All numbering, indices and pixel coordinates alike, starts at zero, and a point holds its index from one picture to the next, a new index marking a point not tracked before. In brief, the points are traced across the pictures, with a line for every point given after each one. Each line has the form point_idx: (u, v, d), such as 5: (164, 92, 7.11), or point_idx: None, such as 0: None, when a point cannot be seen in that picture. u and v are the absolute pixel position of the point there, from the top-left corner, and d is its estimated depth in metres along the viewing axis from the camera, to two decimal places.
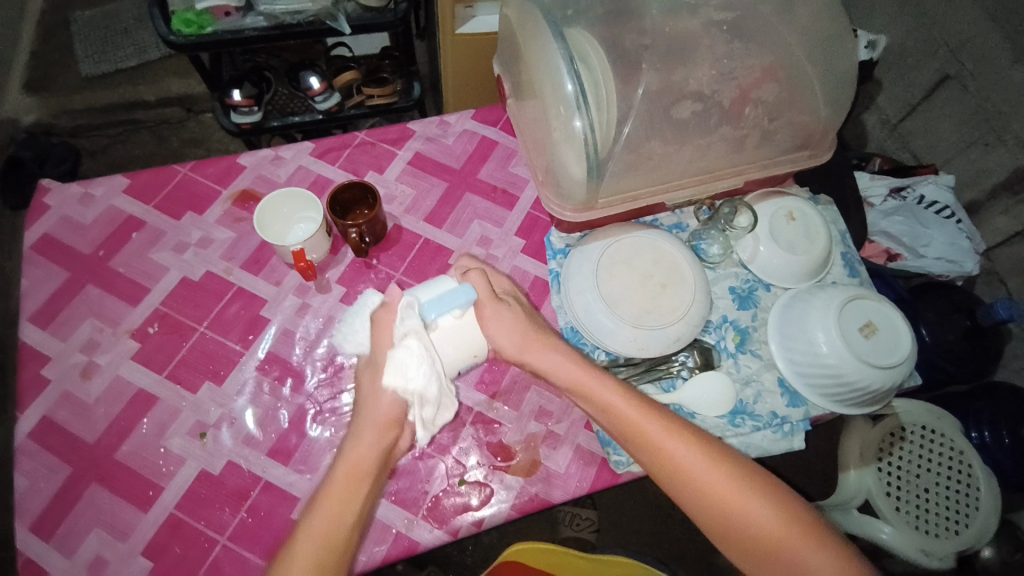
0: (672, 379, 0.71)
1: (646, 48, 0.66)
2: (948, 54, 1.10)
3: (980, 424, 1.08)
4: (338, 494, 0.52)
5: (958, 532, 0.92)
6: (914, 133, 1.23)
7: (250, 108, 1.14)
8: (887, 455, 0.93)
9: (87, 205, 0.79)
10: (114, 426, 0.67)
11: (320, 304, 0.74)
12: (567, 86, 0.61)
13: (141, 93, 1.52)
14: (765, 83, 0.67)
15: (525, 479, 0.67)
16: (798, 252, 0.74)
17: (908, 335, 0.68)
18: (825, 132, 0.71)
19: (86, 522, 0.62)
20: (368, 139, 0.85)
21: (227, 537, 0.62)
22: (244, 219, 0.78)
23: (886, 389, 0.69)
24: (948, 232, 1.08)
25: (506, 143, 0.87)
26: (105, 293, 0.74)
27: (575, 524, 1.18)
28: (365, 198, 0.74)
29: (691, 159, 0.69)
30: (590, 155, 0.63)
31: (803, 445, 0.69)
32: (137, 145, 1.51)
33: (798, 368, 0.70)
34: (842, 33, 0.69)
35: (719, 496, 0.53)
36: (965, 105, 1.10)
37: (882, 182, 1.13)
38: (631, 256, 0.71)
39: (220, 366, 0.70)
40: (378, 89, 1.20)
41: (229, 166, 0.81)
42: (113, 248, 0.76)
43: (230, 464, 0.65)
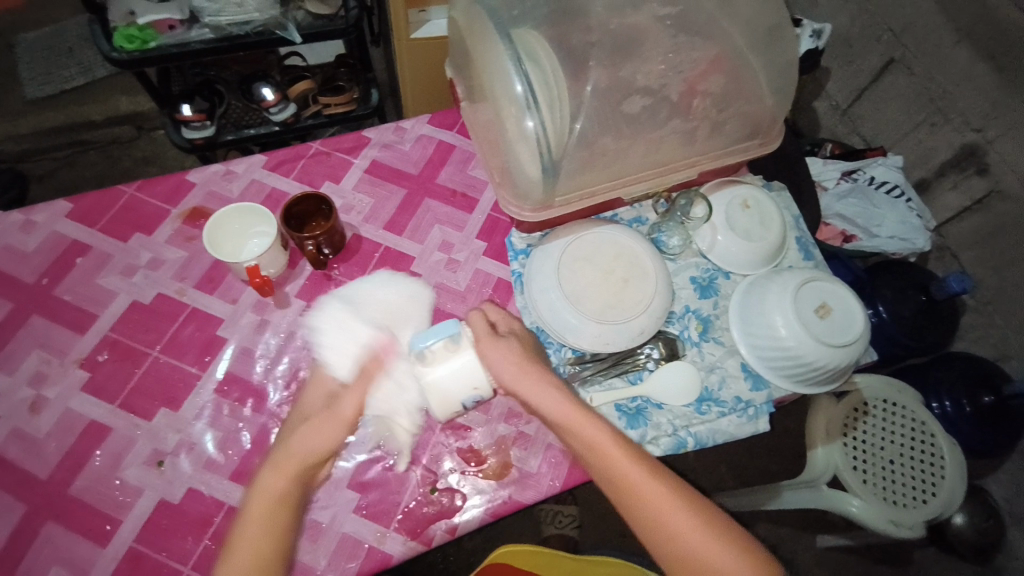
0: (638, 372, 0.72)
1: (593, 45, 0.66)
2: (892, 39, 1.14)
3: (941, 395, 1.12)
4: (269, 496, 0.51)
5: (926, 500, 0.95)
6: (864, 117, 1.27)
7: (203, 123, 1.12)
8: (852, 430, 0.96)
9: (28, 231, 0.75)
10: (66, 460, 0.64)
11: (280, 320, 0.72)
12: (516, 87, 0.62)
13: (88, 114, 1.46)
14: (711, 74, 0.68)
15: (497, 482, 0.66)
16: (754, 239, 0.75)
17: (861, 313, 0.70)
18: (773, 120, 0.73)
19: (43, 562, 0.60)
20: (323, 149, 0.84)
21: (191, 567, 0.60)
22: (196, 237, 0.76)
23: (844, 366, 0.70)
24: (899, 211, 1.11)
25: (464, 146, 0.86)
26: (50, 322, 0.71)
27: (558, 522, 1.18)
28: (319, 209, 0.73)
29: (645, 154, 0.70)
30: (543, 155, 0.63)
31: (768, 427, 0.70)
32: (87, 167, 1.49)
33: (760, 352, 0.71)
34: (783, 23, 0.71)
35: (700, 555, 0.51)
36: (910, 87, 1.13)
37: (835, 167, 1.16)
38: (591, 252, 0.72)
39: (177, 391, 0.68)
40: (335, 97, 1.17)
41: (179, 183, 0.79)
42: (57, 275, 0.73)
43: (191, 491, 0.63)
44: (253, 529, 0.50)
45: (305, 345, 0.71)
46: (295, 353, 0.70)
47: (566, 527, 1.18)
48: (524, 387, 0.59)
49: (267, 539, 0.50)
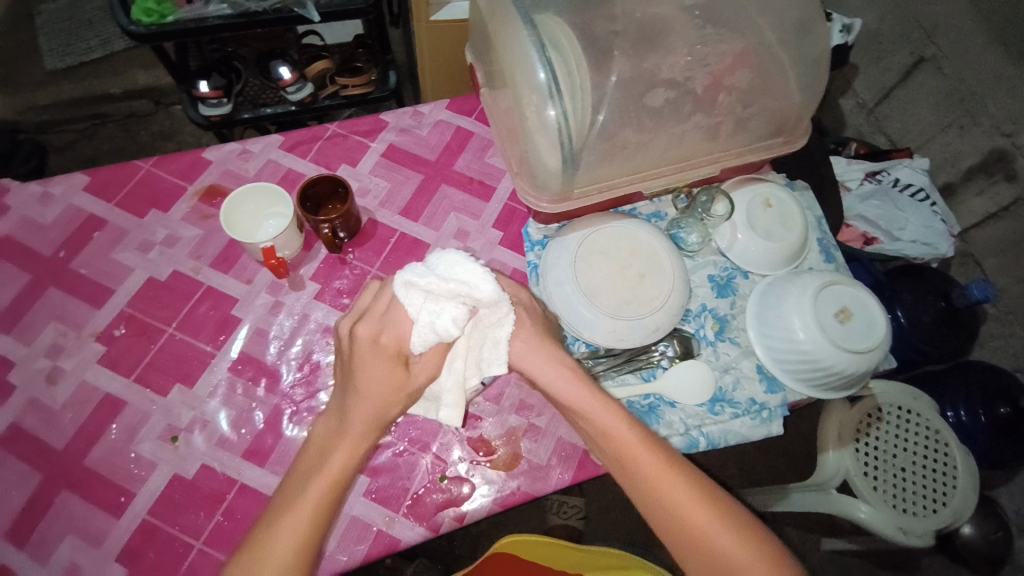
0: (652, 369, 0.71)
1: (618, 34, 0.65)
2: (923, 37, 1.11)
3: (956, 403, 1.10)
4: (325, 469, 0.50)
5: (937, 510, 0.94)
6: (891, 117, 1.23)
7: (220, 100, 1.11)
8: (864, 436, 0.95)
9: (47, 203, 0.76)
10: (82, 431, 0.65)
11: (294, 302, 0.72)
12: (538, 75, 0.60)
13: (107, 87, 1.46)
14: (738, 68, 0.66)
15: (506, 473, 0.66)
16: (774, 239, 0.74)
17: (882, 320, 0.69)
18: (800, 117, 0.71)
19: (59, 530, 0.61)
20: (340, 131, 0.83)
21: (203, 542, 0.61)
22: (211, 216, 0.76)
23: (861, 373, 0.69)
24: (924, 215, 1.09)
25: (482, 133, 0.85)
26: (68, 295, 0.71)
27: (563, 512, 1.19)
28: (336, 192, 0.72)
29: (666, 147, 0.68)
30: (564, 145, 0.62)
31: (781, 430, 0.70)
32: (105, 140, 1.47)
33: (775, 354, 0.70)
34: (816, 16, 0.69)
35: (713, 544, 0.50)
36: (940, 87, 1.10)
37: (859, 166, 1.14)
38: (609, 247, 0.71)
39: (191, 368, 0.68)
40: (353, 78, 1.16)
41: (195, 161, 0.79)
42: (75, 248, 0.73)
43: (204, 467, 0.64)
44: (305, 505, 0.48)
45: (319, 328, 0.71)
46: (308, 335, 0.70)
47: (571, 518, 1.18)
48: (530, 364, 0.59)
49: (313, 515, 0.48)
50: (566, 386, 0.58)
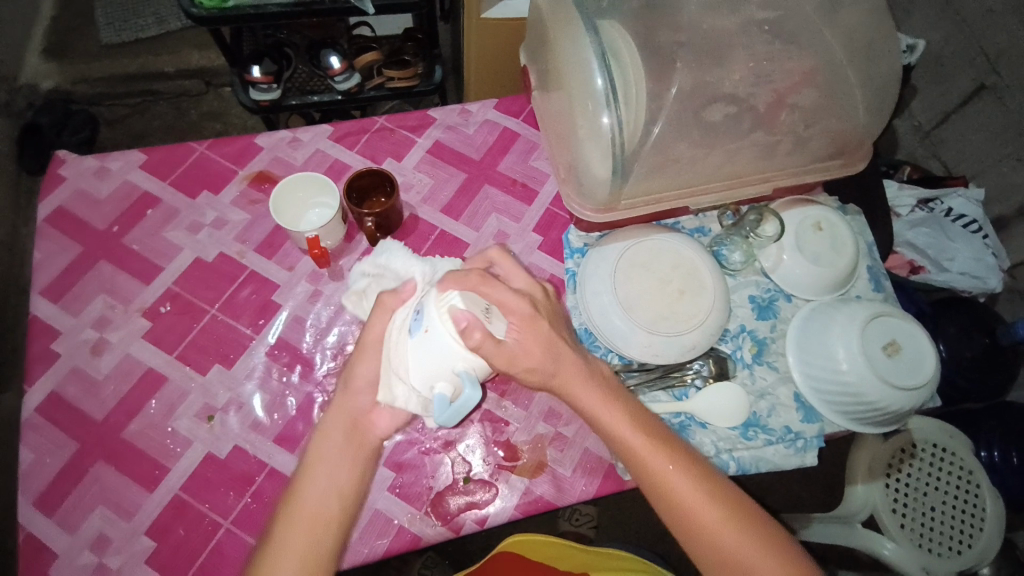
0: (684, 388, 0.70)
1: (681, 45, 0.63)
2: (986, 64, 1.05)
3: (991, 444, 1.06)
4: (336, 445, 0.54)
5: (961, 551, 0.90)
6: (946, 143, 1.19)
7: (270, 85, 1.13)
8: (896, 471, 0.92)
9: (103, 179, 0.78)
10: (122, 404, 0.67)
11: (332, 292, 0.73)
12: (597, 81, 0.60)
13: (161, 65, 1.50)
14: (803, 87, 0.64)
15: (530, 480, 0.66)
16: (823, 264, 0.72)
17: (932, 356, 0.66)
18: (861, 142, 0.69)
19: (92, 499, 0.63)
20: (388, 125, 0.83)
21: (230, 522, 0.62)
22: (259, 201, 0.77)
23: (905, 410, 0.67)
24: (976, 247, 1.05)
25: (528, 135, 0.84)
26: (118, 269, 0.73)
27: (575, 520, 1.18)
28: (382, 186, 0.73)
29: (720, 163, 0.67)
30: (616, 155, 0.61)
31: (815, 462, 0.68)
32: (155, 117, 1.50)
33: (815, 383, 0.69)
34: (888, 38, 0.66)
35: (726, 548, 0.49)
36: (1000, 117, 1.06)
37: (910, 193, 1.09)
38: (650, 260, 0.70)
39: (229, 350, 0.70)
40: (400, 71, 1.17)
41: (247, 146, 0.80)
42: (128, 224, 0.76)
43: (236, 448, 0.65)
44: (317, 476, 0.53)
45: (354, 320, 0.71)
46: (345, 326, 0.71)
47: (582, 526, 1.18)
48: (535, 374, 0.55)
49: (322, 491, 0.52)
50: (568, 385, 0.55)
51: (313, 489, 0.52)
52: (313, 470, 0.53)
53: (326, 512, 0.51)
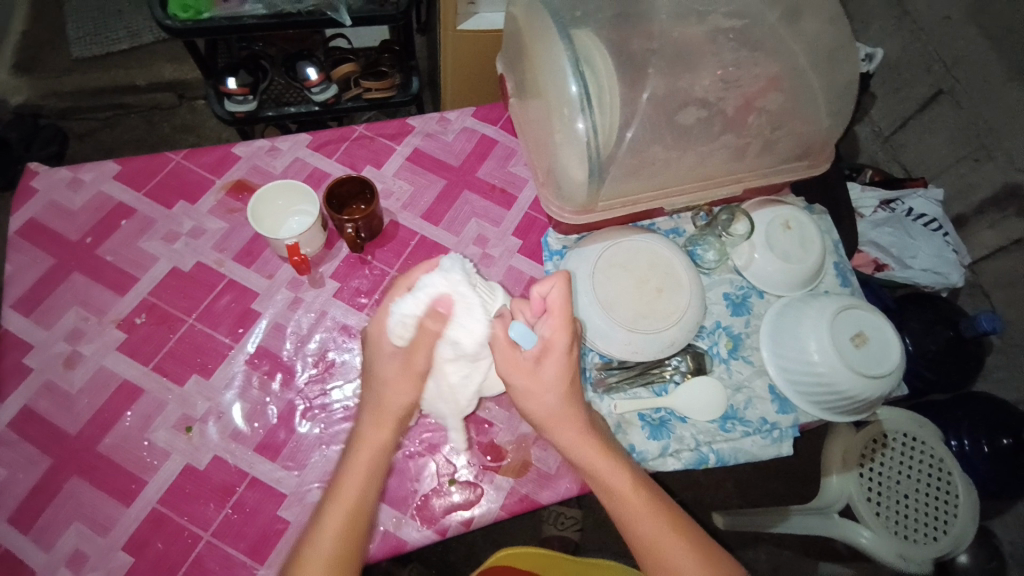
0: (664, 384, 0.72)
1: (653, 52, 0.66)
2: (942, 70, 1.12)
3: (960, 433, 1.10)
4: (373, 443, 0.57)
5: (937, 538, 0.93)
6: (906, 146, 1.24)
7: (245, 97, 1.13)
8: (869, 461, 0.95)
9: (76, 189, 0.77)
10: (97, 417, 0.65)
11: (313, 299, 0.73)
12: (572, 88, 0.61)
13: (133, 78, 1.47)
14: (769, 91, 0.67)
15: (515, 480, 0.67)
16: (793, 261, 0.75)
17: (898, 346, 0.69)
18: (824, 143, 0.72)
19: (66, 515, 0.61)
20: (367, 133, 0.84)
21: (211, 534, 0.61)
22: (237, 210, 0.77)
23: (873, 399, 0.70)
24: (935, 244, 1.10)
25: (506, 142, 0.86)
26: (91, 280, 0.72)
27: (560, 523, 1.19)
28: (362, 192, 0.74)
29: (692, 165, 0.69)
30: (591, 159, 0.63)
31: (791, 451, 0.70)
32: (128, 130, 1.49)
33: (788, 375, 0.71)
34: (846, 45, 0.70)
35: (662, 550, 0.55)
36: (957, 120, 1.11)
37: (872, 194, 1.14)
38: (628, 259, 0.71)
39: (208, 359, 0.69)
40: (377, 82, 1.17)
41: (224, 155, 0.80)
42: (101, 235, 0.74)
43: (216, 459, 0.64)
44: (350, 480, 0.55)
45: (336, 326, 0.71)
46: (325, 332, 0.71)
47: (567, 529, 1.18)
48: (551, 429, 0.57)
49: (356, 499, 0.55)
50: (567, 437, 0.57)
51: (344, 494, 0.55)
52: (350, 480, 0.55)
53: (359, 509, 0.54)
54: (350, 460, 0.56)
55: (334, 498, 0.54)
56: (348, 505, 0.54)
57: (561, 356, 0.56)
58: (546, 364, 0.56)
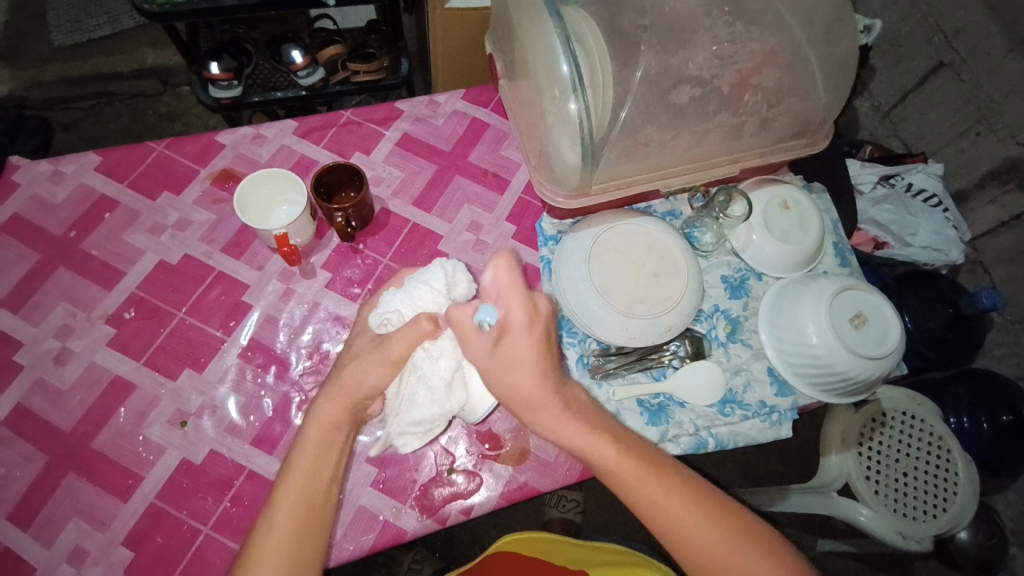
0: (662, 368, 0.71)
1: (645, 28, 0.63)
2: (942, 42, 1.09)
3: (958, 409, 1.10)
4: (316, 438, 0.54)
5: (935, 516, 0.93)
6: (906, 121, 1.22)
7: (230, 82, 1.10)
8: (868, 440, 0.95)
9: (58, 182, 0.75)
10: (89, 414, 0.65)
11: (305, 290, 0.71)
12: (562, 67, 0.59)
13: (115, 65, 1.45)
14: (766, 67, 0.65)
15: (514, 468, 0.66)
16: (791, 242, 0.73)
17: (897, 326, 0.68)
18: (823, 120, 0.70)
19: (64, 512, 0.61)
20: (354, 118, 0.82)
21: (210, 527, 0.61)
22: (224, 200, 0.75)
23: (873, 379, 0.69)
24: (936, 220, 1.08)
25: (498, 125, 0.84)
26: (78, 275, 0.71)
27: (562, 506, 1.19)
28: (351, 180, 0.72)
29: (688, 146, 0.67)
30: (585, 142, 0.61)
31: (790, 433, 0.70)
32: (112, 119, 1.44)
33: (787, 357, 0.70)
34: (844, 17, 0.68)
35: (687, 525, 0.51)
36: (958, 93, 1.09)
37: (872, 171, 1.12)
38: (624, 244, 0.70)
39: (200, 354, 0.68)
40: (364, 64, 1.14)
41: (208, 144, 0.78)
42: (85, 229, 0.73)
43: (212, 453, 0.64)
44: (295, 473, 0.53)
45: (329, 317, 0.70)
46: (319, 323, 0.70)
47: (569, 512, 1.19)
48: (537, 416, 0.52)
49: (306, 485, 0.52)
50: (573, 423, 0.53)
51: (298, 476, 0.53)
52: (301, 461, 0.53)
53: (317, 487, 0.53)
54: (305, 433, 0.55)
55: (289, 477, 0.53)
56: (302, 486, 0.52)
57: (531, 332, 0.51)
58: (516, 341, 0.50)
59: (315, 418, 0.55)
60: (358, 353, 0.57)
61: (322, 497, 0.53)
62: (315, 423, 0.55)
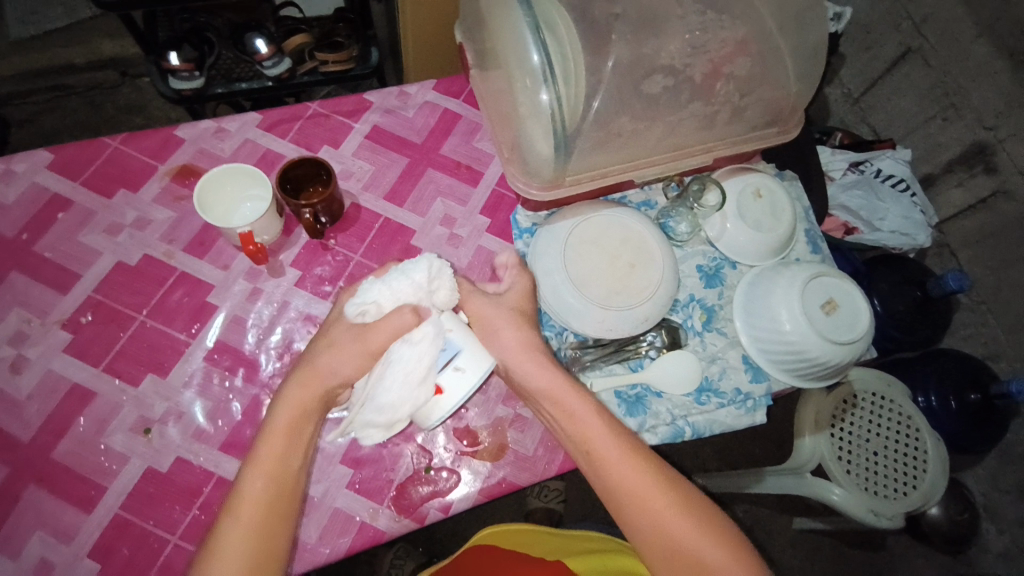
0: (639, 359, 0.71)
1: (617, 17, 0.63)
2: (911, 28, 1.11)
3: (928, 390, 1.12)
4: (287, 420, 0.54)
5: (907, 493, 0.95)
6: (875, 107, 1.24)
7: (192, 73, 1.06)
8: (840, 421, 0.97)
9: (6, 181, 0.71)
10: (48, 424, 0.62)
11: (273, 289, 0.69)
12: (533, 57, 0.58)
13: (70, 57, 1.38)
14: (737, 56, 0.65)
15: (492, 464, 0.66)
16: (764, 230, 0.74)
17: (867, 312, 0.69)
18: (794, 108, 0.70)
19: (23, 526, 0.58)
20: (321, 110, 0.79)
21: (179, 536, 0.59)
22: (185, 197, 0.72)
23: (844, 364, 0.70)
24: (903, 204, 1.10)
25: (470, 116, 0.82)
26: (30, 279, 0.67)
27: (544, 496, 1.20)
28: (318, 174, 0.69)
29: (661, 136, 0.67)
30: (557, 133, 0.60)
31: (765, 420, 0.70)
32: (68, 113, 1.38)
33: (761, 345, 0.71)
34: (814, 5, 0.68)
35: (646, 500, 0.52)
36: (926, 79, 1.11)
37: (843, 157, 1.14)
38: (599, 235, 0.70)
39: (164, 357, 0.65)
40: (332, 54, 1.11)
41: (167, 139, 0.75)
42: (37, 230, 0.69)
43: (180, 460, 0.62)
44: (267, 452, 0.52)
45: (299, 317, 0.68)
46: (289, 323, 0.68)
47: (551, 502, 1.19)
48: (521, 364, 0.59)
49: (275, 468, 0.52)
50: (566, 400, 0.57)
51: (263, 465, 0.51)
52: (267, 450, 0.52)
53: (282, 477, 0.52)
54: (271, 420, 0.54)
55: (254, 464, 0.51)
56: (268, 470, 0.51)
57: (524, 293, 0.64)
58: (506, 295, 0.63)
59: (281, 409, 0.54)
60: (336, 341, 0.57)
61: (293, 476, 0.53)
62: (286, 407, 0.54)
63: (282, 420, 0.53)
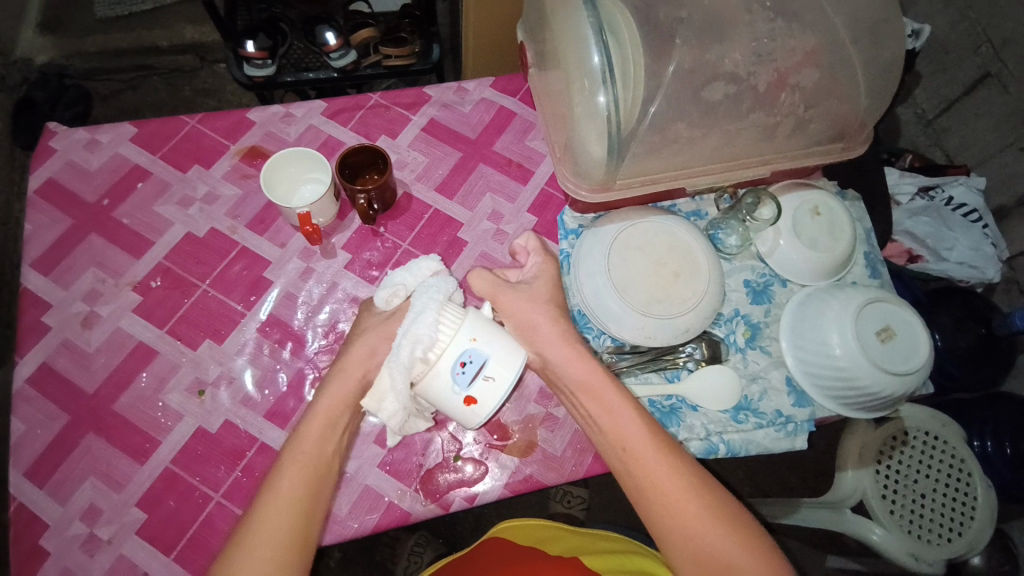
0: (677, 370, 0.70)
1: (682, 21, 0.62)
2: (990, 51, 1.05)
3: (983, 433, 1.05)
4: (325, 412, 0.56)
5: (951, 540, 0.90)
6: (949, 131, 1.17)
7: (265, 61, 1.11)
8: (887, 458, 0.91)
9: (94, 150, 0.77)
10: (113, 377, 0.67)
11: (324, 269, 0.72)
12: (594, 59, 0.58)
13: (155, 38, 1.47)
14: (805, 67, 0.63)
15: (520, 459, 0.66)
16: (818, 249, 0.71)
17: (926, 342, 0.66)
18: (861, 125, 0.68)
19: (82, 470, 0.63)
20: (382, 101, 0.82)
21: (221, 495, 0.62)
22: (250, 176, 0.76)
23: (896, 396, 0.67)
24: (974, 236, 1.04)
25: (525, 115, 0.83)
26: (108, 243, 0.73)
27: (567, 501, 1.19)
28: (374, 163, 0.72)
29: (717, 145, 0.66)
30: (611, 136, 0.60)
31: (805, 445, 0.68)
32: (149, 92, 1.47)
33: (806, 367, 0.69)
34: (891, 19, 0.65)
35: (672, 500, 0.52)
36: (1005, 105, 1.05)
37: (911, 181, 1.08)
38: (645, 242, 0.69)
39: (221, 325, 0.69)
40: (396, 48, 1.14)
41: (238, 120, 0.79)
42: (118, 197, 0.75)
43: (227, 423, 0.65)
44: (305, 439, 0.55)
45: (346, 298, 0.71)
46: (336, 304, 0.71)
47: (573, 508, 1.18)
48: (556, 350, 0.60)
49: (311, 457, 0.54)
50: (596, 387, 0.58)
51: (299, 456, 0.53)
52: (304, 439, 0.55)
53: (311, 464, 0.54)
54: (315, 406, 0.57)
55: (295, 448, 0.54)
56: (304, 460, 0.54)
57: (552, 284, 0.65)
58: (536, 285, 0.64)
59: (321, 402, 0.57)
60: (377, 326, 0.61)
61: (328, 463, 0.55)
62: (325, 402, 0.57)
63: (320, 411, 0.56)
